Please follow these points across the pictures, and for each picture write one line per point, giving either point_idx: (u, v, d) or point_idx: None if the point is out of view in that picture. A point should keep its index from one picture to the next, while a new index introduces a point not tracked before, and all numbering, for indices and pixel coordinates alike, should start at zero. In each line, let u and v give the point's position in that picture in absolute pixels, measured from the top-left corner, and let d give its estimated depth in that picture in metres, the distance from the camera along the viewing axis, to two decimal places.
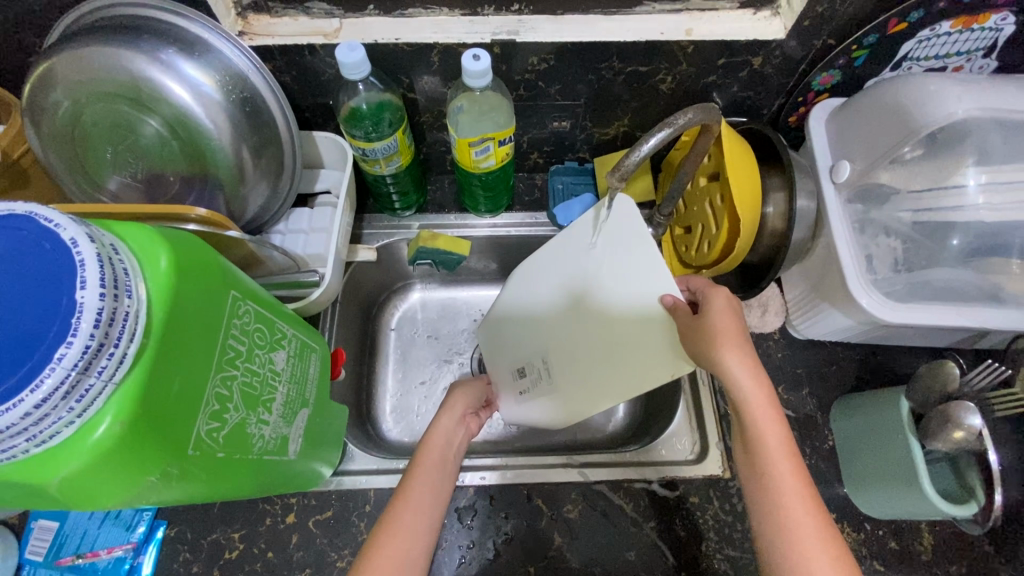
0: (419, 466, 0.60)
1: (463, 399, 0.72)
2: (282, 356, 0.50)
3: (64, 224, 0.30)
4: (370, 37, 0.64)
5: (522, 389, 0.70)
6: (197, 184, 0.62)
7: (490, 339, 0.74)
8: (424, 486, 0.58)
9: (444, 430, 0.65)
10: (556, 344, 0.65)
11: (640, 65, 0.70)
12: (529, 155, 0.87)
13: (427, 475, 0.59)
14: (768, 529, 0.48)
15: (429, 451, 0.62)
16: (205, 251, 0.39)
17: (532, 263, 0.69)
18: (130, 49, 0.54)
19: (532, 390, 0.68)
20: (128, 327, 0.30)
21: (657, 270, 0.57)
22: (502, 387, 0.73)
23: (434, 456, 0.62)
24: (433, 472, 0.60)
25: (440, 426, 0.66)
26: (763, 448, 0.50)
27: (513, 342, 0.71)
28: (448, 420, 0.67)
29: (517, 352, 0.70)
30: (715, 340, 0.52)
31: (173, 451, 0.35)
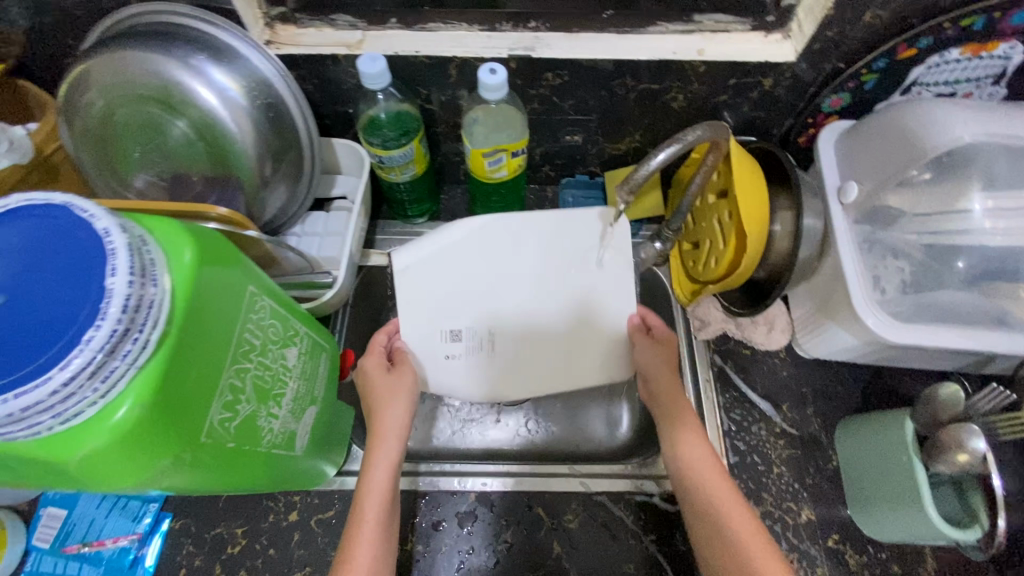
0: (363, 515, 0.58)
1: (392, 403, 0.63)
2: (294, 353, 0.51)
3: (98, 214, 0.31)
4: (390, 49, 0.67)
5: (451, 352, 0.66)
6: (220, 184, 0.64)
7: (413, 280, 0.66)
8: (368, 543, 0.56)
9: (382, 466, 0.61)
10: (513, 323, 0.67)
11: (652, 83, 0.71)
12: (542, 168, 0.89)
13: (372, 527, 0.57)
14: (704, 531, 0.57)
15: (369, 499, 0.59)
16: (226, 246, 0.40)
17: (520, 225, 0.67)
18: (163, 54, 0.57)
19: (463, 357, 0.66)
20: (152, 314, 0.32)
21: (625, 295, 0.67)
22: (417, 334, 0.66)
23: (377, 504, 0.59)
24: (377, 525, 0.58)
25: (378, 461, 0.61)
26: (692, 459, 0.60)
27: (454, 295, 0.66)
28: (389, 451, 0.62)
29: (455, 306, 0.66)
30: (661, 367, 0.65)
31: (188, 436, 0.36)
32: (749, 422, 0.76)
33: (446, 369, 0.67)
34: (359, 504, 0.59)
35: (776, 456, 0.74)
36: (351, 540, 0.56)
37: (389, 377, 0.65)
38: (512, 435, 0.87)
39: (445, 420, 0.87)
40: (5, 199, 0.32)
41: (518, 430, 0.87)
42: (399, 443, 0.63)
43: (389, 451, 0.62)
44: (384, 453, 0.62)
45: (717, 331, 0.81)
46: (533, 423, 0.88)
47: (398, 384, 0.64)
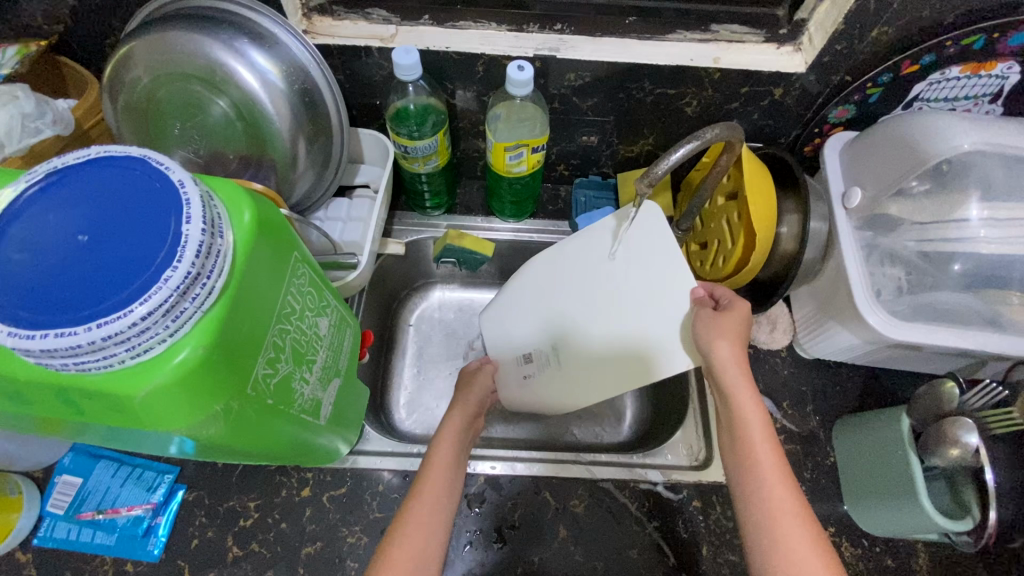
0: (434, 459, 0.64)
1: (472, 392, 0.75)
2: (325, 323, 0.53)
3: (173, 168, 0.34)
4: (423, 44, 0.70)
5: (527, 372, 0.76)
6: (254, 164, 0.66)
7: (498, 316, 0.79)
8: (439, 484, 0.61)
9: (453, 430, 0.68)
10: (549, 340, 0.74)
11: (668, 88, 0.75)
12: (556, 167, 0.92)
13: (440, 476, 0.62)
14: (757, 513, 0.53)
15: (442, 448, 0.65)
16: (277, 211, 0.43)
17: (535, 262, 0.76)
18: (209, 36, 0.59)
19: (537, 375, 0.75)
20: (218, 263, 0.34)
21: (672, 281, 0.66)
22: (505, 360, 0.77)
23: (449, 457, 0.65)
24: (445, 471, 0.63)
25: (450, 426, 0.68)
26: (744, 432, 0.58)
27: (526, 322, 0.77)
28: (459, 416, 0.70)
29: (529, 333, 0.77)
30: (715, 334, 0.61)
31: (238, 385, 0.38)
32: None
33: (527, 388, 0.76)
34: (430, 456, 0.64)
35: None
36: (422, 479, 0.62)
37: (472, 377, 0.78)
38: (519, 428, 0.89)
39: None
40: (82, 153, 0.34)
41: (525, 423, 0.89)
42: (467, 418, 0.71)
43: (460, 420, 0.70)
44: (455, 422, 0.69)
45: None
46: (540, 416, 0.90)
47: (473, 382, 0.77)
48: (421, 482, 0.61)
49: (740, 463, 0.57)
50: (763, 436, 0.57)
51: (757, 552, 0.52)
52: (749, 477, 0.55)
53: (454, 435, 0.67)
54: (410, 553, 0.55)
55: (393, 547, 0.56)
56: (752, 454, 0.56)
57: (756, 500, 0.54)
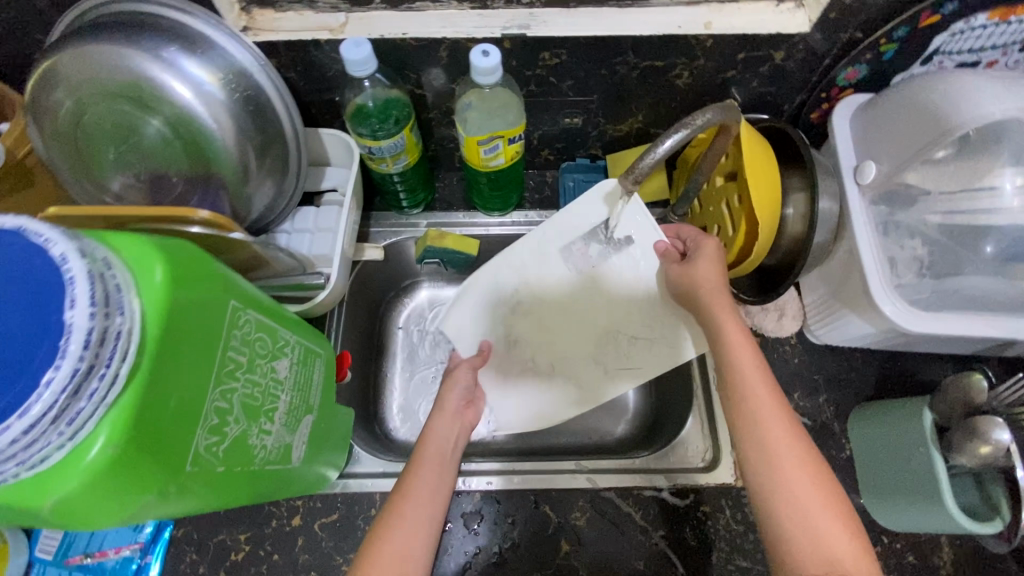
0: (421, 459, 0.62)
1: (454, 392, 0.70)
2: (285, 365, 0.49)
3: (54, 238, 0.29)
4: (376, 32, 0.62)
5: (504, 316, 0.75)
6: (201, 184, 0.60)
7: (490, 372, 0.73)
8: (423, 482, 0.59)
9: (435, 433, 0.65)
10: (547, 293, 0.72)
11: (656, 60, 0.67)
12: (541, 152, 0.85)
13: (423, 478, 0.59)
14: (779, 501, 0.49)
15: (429, 447, 0.63)
16: (202, 259, 0.37)
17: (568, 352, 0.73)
18: (132, 47, 0.53)
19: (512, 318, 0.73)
20: (119, 346, 0.29)
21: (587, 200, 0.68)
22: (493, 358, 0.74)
23: (431, 458, 0.62)
24: (430, 471, 0.60)
25: (435, 426, 0.66)
26: (749, 400, 0.53)
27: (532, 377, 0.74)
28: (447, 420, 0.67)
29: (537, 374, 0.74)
30: (697, 285, 0.61)
31: (171, 468, 0.34)
32: None
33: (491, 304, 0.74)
34: (416, 461, 0.61)
35: None
36: (405, 479, 0.59)
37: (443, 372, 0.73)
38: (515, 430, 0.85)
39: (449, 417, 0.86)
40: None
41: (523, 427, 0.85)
42: (451, 418, 0.68)
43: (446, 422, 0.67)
44: (440, 424, 0.66)
45: None
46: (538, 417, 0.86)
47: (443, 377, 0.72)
48: (406, 483, 0.59)
49: (753, 449, 0.51)
50: (782, 415, 0.52)
51: (791, 555, 0.47)
52: (769, 469, 0.50)
53: (442, 439, 0.65)
54: (397, 551, 0.53)
55: (372, 549, 0.53)
56: (755, 428, 0.52)
57: (781, 496, 0.49)
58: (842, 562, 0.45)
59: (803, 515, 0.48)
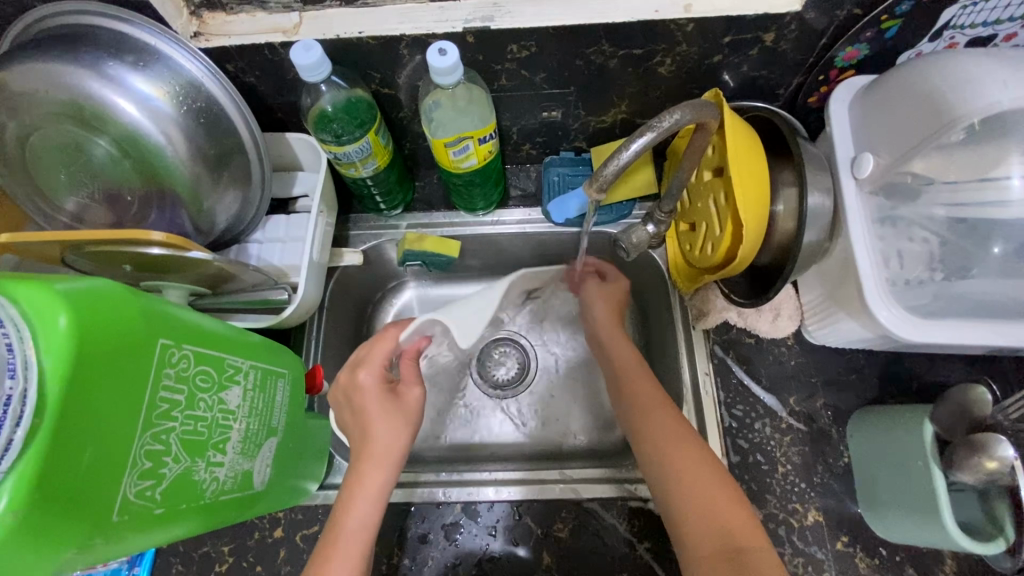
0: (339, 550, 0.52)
1: (390, 438, 0.57)
2: (237, 393, 0.47)
3: None
4: (330, 32, 0.59)
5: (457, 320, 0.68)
6: (156, 201, 0.59)
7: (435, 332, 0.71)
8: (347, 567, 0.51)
9: (363, 495, 0.54)
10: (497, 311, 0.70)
11: (633, 48, 0.62)
12: (522, 147, 0.81)
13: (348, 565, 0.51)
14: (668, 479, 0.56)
15: (349, 531, 0.53)
16: (126, 300, 0.36)
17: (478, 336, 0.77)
18: (70, 66, 0.51)
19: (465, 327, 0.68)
20: (10, 411, 0.29)
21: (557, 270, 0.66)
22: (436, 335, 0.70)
23: (356, 533, 0.53)
24: (358, 553, 0.52)
25: (366, 483, 0.55)
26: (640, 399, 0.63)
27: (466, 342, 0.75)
28: (374, 486, 0.55)
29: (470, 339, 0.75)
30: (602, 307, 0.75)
31: (92, 521, 0.33)
32: (751, 418, 0.70)
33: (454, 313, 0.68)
34: (330, 551, 0.52)
35: (782, 455, 0.68)
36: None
37: (376, 399, 0.58)
38: (513, 433, 0.84)
39: (450, 422, 0.85)
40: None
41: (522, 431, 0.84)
42: (387, 472, 0.56)
43: (381, 477, 0.55)
44: (370, 480, 0.55)
45: (717, 321, 0.74)
46: (535, 421, 0.85)
47: (374, 408, 0.58)
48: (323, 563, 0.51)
49: (646, 441, 0.60)
50: (664, 408, 0.61)
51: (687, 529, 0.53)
52: (660, 452, 0.58)
53: (365, 516, 0.54)
54: None
55: None
56: (646, 420, 0.61)
57: (674, 477, 0.56)
58: (731, 528, 0.51)
59: (690, 481, 0.55)
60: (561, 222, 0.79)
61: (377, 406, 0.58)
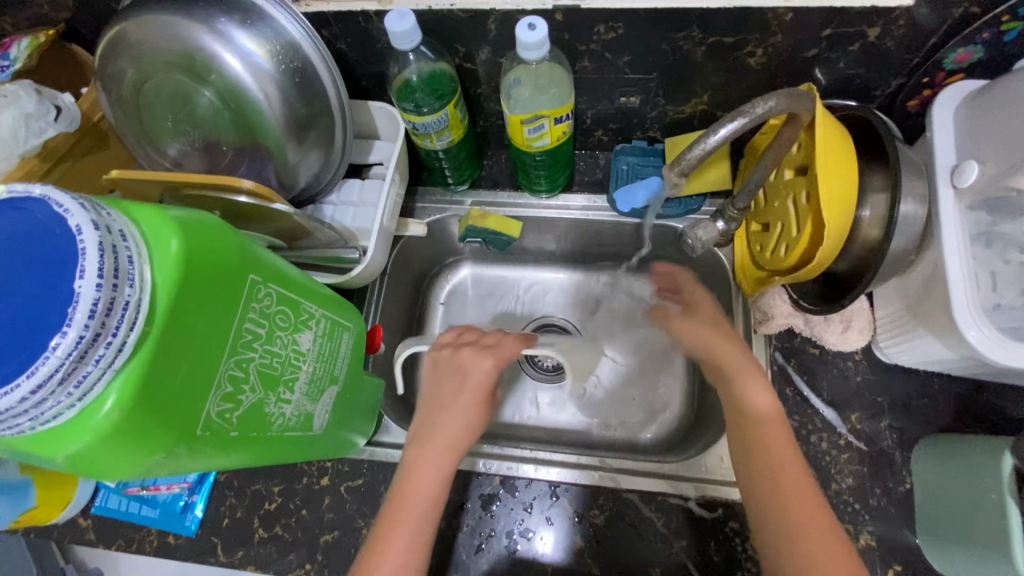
0: (401, 513, 0.55)
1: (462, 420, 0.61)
2: (308, 338, 0.50)
3: (72, 210, 0.30)
4: (423, 3, 0.60)
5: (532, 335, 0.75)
6: (249, 153, 0.63)
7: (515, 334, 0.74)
8: (406, 537, 0.54)
9: (430, 472, 0.57)
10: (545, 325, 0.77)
11: (725, 36, 0.60)
12: (594, 132, 0.80)
13: (406, 532, 0.54)
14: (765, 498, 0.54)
15: (410, 500, 0.56)
16: (225, 233, 0.39)
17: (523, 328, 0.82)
18: (187, 19, 0.55)
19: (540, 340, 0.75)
20: (127, 316, 0.30)
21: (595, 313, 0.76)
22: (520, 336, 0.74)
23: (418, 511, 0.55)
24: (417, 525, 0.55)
25: (432, 464, 0.58)
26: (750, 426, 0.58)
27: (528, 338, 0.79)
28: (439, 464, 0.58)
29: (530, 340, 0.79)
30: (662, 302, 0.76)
31: (179, 431, 0.36)
32: (808, 430, 0.68)
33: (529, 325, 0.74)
34: (392, 517, 0.55)
35: (837, 472, 0.65)
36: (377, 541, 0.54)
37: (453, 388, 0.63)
38: (562, 419, 0.86)
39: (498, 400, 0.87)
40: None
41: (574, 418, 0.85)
42: (450, 457, 0.59)
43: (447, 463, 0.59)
44: (434, 461, 0.58)
45: (781, 327, 0.71)
46: (589, 409, 0.86)
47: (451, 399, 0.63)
48: (385, 531, 0.54)
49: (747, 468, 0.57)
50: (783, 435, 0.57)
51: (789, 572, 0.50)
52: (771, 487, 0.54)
53: (426, 486, 0.57)
54: None
55: None
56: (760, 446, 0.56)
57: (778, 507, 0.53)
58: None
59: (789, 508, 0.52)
60: (628, 211, 0.79)
61: (462, 395, 0.63)
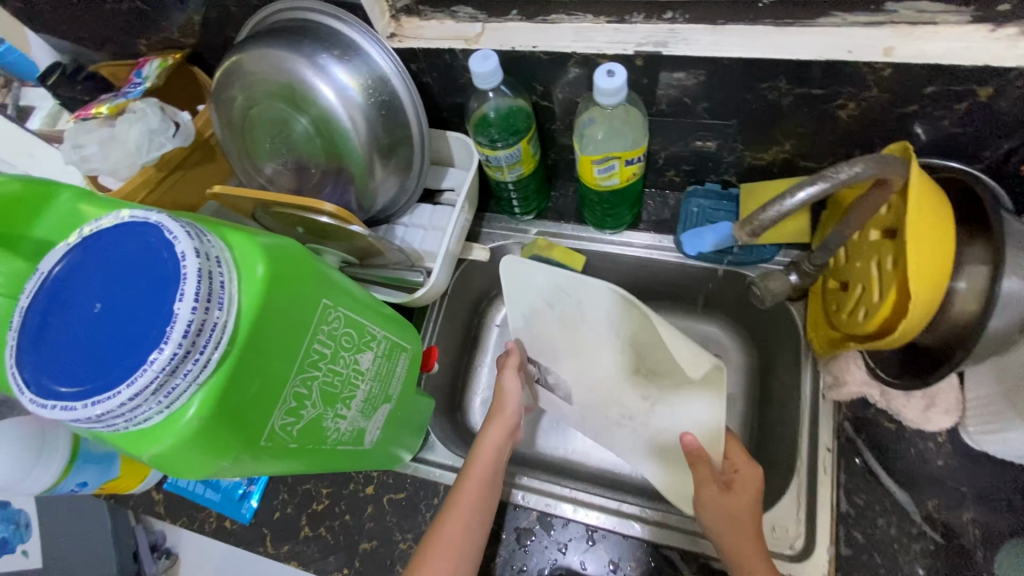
0: (467, 475, 0.64)
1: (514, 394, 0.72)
2: (368, 357, 0.52)
3: (180, 237, 0.34)
4: (508, 44, 0.62)
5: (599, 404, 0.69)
6: (333, 175, 0.68)
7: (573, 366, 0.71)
8: (469, 497, 0.62)
9: (492, 441, 0.67)
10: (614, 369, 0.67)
11: (814, 88, 0.58)
12: (665, 173, 0.79)
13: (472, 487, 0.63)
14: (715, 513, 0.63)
15: (475, 468, 0.64)
16: (303, 258, 0.42)
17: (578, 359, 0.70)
18: (293, 54, 0.60)
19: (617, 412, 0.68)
20: (214, 337, 0.33)
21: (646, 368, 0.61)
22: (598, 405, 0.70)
23: (482, 476, 0.64)
24: (478, 489, 0.63)
25: (488, 441, 0.67)
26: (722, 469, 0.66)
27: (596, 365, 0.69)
28: (498, 431, 0.68)
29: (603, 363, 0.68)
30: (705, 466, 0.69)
31: (246, 440, 0.39)
32: (874, 511, 0.62)
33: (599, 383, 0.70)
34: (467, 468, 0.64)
35: (906, 563, 0.60)
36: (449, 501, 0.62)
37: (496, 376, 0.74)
38: (607, 457, 0.84)
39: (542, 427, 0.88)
40: (102, 218, 0.35)
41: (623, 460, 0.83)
42: (507, 431, 0.69)
43: (499, 436, 0.68)
44: (494, 436, 0.68)
45: (853, 395, 0.67)
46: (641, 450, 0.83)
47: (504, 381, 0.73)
48: (457, 492, 0.62)
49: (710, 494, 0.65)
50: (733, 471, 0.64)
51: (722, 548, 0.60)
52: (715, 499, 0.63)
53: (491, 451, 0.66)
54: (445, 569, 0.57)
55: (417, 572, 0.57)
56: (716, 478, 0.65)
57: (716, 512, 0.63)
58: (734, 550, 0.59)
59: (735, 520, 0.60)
60: (694, 253, 0.76)
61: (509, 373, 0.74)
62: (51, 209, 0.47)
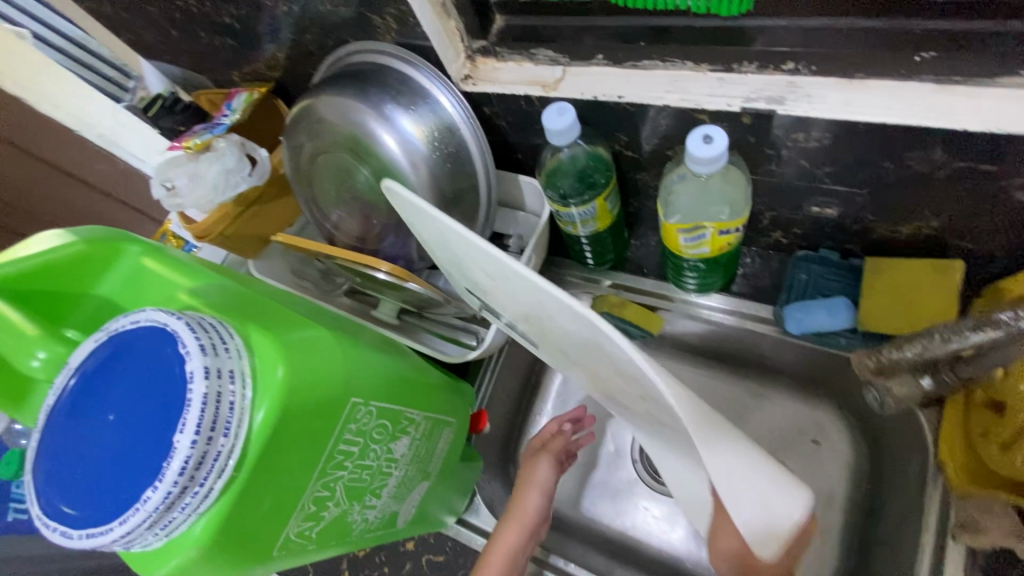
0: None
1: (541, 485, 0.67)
2: (404, 443, 0.49)
3: (192, 353, 0.31)
4: (589, 92, 0.55)
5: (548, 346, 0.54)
6: (395, 224, 0.65)
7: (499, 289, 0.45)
8: None
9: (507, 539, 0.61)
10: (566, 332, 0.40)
11: (982, 162, 0.45)
12: (770, 233, 0.67)
13: None
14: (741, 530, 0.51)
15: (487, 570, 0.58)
16: (331, 357, 0.38)
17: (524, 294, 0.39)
18: (360, 105, 0.58)
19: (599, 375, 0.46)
20: (216, 467, 0.31)
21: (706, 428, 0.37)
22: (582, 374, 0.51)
23: None
24: None
25: (503, 542, 0.61)
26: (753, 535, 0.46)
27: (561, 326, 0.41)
28: (514, 531, 0.62)
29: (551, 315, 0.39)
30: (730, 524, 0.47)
31: (255, 558, 0.36)
32: None
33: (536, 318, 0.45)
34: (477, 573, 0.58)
35: None
36: None
37: (529, 463, 0.69)
38: (670, 541, 0.75)
39: (600, 495, 0.80)
40: (127, 317, 0.33)
41: (687, 549, 0.74)
42: (528, 530, 0.63)
43: (515, 538, 0.61)
44: (511, 535, 0.62)
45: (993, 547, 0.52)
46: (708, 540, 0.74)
47: (534, 472, 0.68)
48: None
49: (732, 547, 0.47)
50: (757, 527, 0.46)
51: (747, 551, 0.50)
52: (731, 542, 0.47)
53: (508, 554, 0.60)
54: None
55: None
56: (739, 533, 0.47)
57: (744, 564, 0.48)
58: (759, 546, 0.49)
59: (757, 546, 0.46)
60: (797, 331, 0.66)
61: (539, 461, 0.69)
62: (119, 268, 0.45)
